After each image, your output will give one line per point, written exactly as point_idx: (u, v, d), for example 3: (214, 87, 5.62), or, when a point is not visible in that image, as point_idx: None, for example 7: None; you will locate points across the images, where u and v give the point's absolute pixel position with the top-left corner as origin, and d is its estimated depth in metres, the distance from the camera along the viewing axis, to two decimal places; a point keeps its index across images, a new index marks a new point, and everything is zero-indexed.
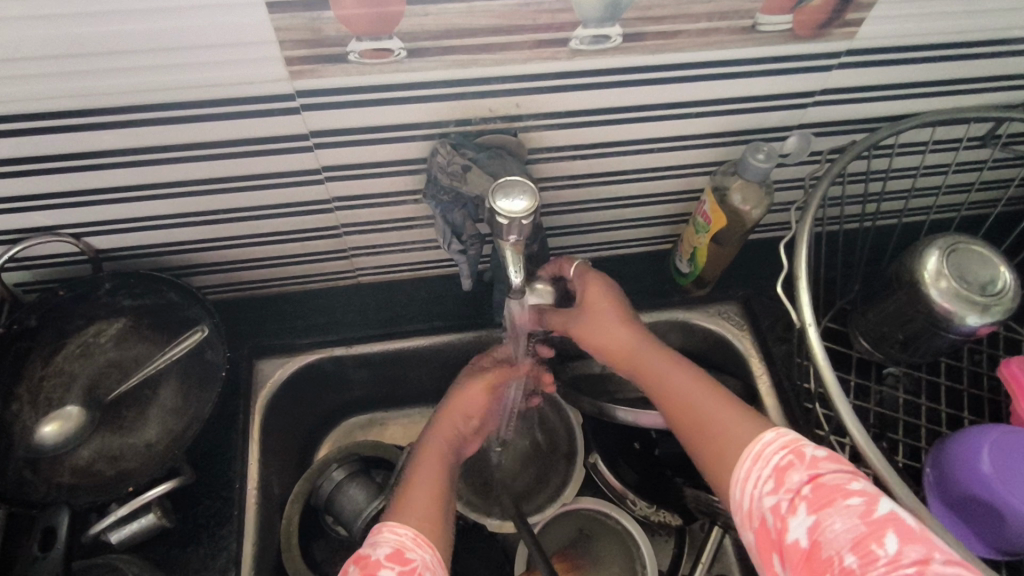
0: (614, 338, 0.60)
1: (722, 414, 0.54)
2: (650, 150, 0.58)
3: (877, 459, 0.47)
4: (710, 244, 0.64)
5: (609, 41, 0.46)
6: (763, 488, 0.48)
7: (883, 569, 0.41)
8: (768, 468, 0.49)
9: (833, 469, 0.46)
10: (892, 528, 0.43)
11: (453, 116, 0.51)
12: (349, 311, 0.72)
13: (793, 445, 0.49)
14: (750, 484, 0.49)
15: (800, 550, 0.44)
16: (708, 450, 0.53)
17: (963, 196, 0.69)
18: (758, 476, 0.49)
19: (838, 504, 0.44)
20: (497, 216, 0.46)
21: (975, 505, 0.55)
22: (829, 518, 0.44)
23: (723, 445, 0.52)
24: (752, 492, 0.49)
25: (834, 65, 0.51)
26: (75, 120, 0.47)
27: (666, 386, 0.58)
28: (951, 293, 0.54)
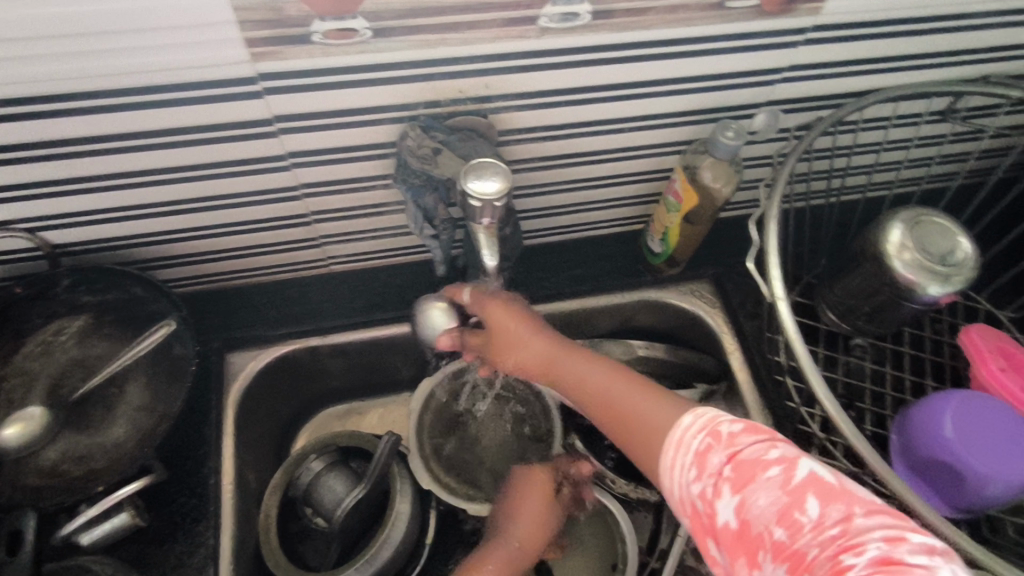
0: (532, 349, 0.59)
1: (648, 407, 0.52)
2: (622, 130, 0.57)
3: (847, 429, 0.49)
4: (681, 223, 0.65)
5: (578, 19, 0.46)
6: (688, 474, 0.47)
7: (808, 537, 0.39)
8: (689, 452, 0.47)
9: (749, 441, 0.44)
10: (811, 491, 0.41)
11: (422, 98, 0.50)
12: (321, 301, 0.71)
13: (712, 425, 0.47)
14: (676, 471, 0.47)
15: (732, 531, 0.43)
16: (639, 448, 0.52)
17: (923, 170, 0.70)
18: (684, 464, 0.47)
19: (756, 481, 0.42)
20: (470, 198, 0.46)
21: (939, 469, 0.58)
22: (752, 494, 0.42)
23: (650, 437, 0.51)
24: (677, 480, 0.47)
25: (800, 41, 0.52)
26: (24, 107, 0.44)
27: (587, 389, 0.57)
28: (914, 264, 0.56)
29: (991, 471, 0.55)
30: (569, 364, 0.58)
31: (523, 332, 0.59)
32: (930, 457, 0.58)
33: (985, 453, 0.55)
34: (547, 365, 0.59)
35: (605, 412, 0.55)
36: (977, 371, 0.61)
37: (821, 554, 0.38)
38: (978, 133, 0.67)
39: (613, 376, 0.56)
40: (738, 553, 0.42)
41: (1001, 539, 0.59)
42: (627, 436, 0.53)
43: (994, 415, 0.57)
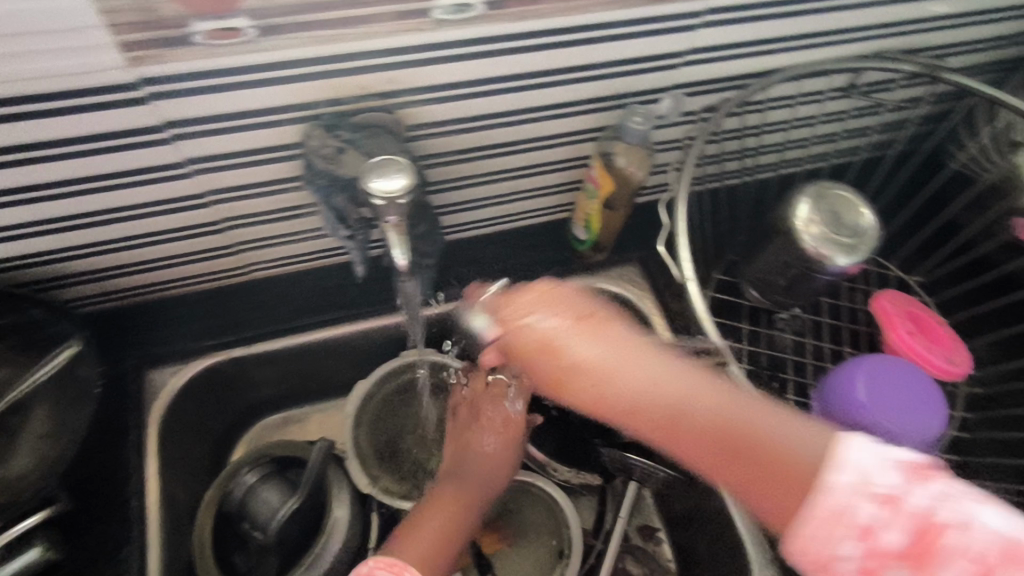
0: (540, 364, 0.47)
1: (790, 431, 0.40)
2: (535, 120, 0.57)
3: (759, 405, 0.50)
4: (602, 209, 0.65)
5: (474, 10, 0.45)
6: (836, 531, 0.36)
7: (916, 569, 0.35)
8: (830, 514, 0.37)
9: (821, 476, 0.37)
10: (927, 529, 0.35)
11: (323, 97, 0.48)
12: (244, 311, 0.68)
13: (864, 483, 0.36)
14: (826, 526, 0.37)
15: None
16: (776, 482, 0.38)
17: (832, 145, 0.73)
18: (821, 525, 0.37)
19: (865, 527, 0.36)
20: (373, 197, 0.45)
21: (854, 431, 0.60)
22: (889, 549, 0.35)
23: (797, 475, 0.38)
24: (804, 534, 0.37)
25: (700, 24, 0.52)
26: None
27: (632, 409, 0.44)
28: (820, 237, 0.58)
29: (898, 429, 0.58)
30: (620, 368, 0.45)
31: (569, 332, 0.46)
32: (847, 420, 0.60)
33: (895, 413, 0.58)
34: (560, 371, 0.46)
35: (658, 424, 0.43)
36: (887, 335, 0.64)
37: None
38: (877, 107, 0.70)
39: (711, 383, 0.43)
40: None
41: None
42: (760, 485, 0.39)
43: (902, 377, 0.60)
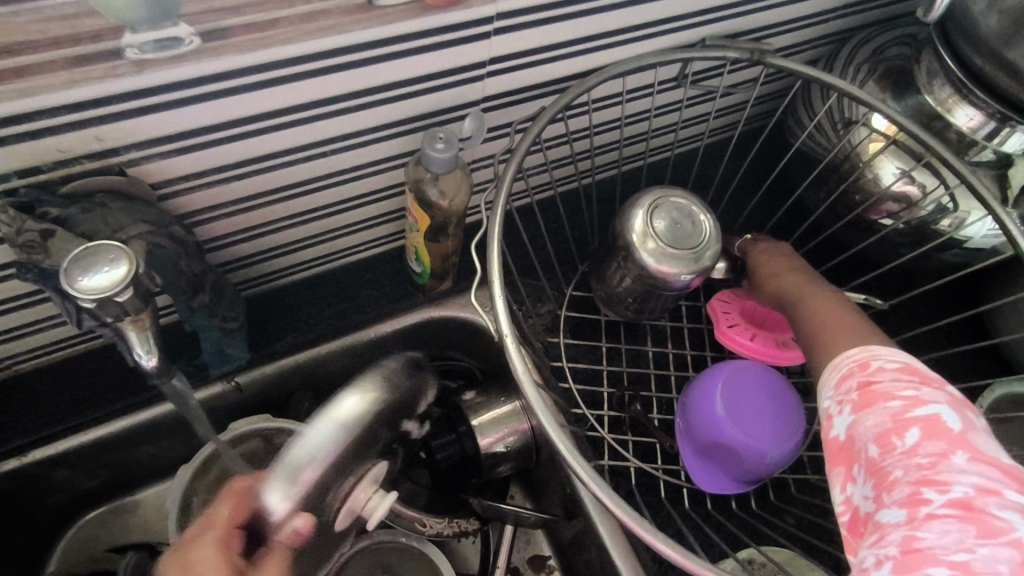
0: (763, 262, 0.60)
1: (846, 322, 0.49)
2: (321, 155, 0.48)
3: (583, 469, 0.45)
4: (428, 242, 0.57)
5: (182, 44, 0.35)
6: (834, 392, 0.44)
7: (897, 460, 0.37)
8: (845, 394, 0.42)
9: (896, 377, 0.41)
10: (921, 424, 0.38)
11: (8, 168, 0.37)
12: (11, 412, 0.56)
13: (863, 363, 0.44)
14: (825, 391, 0.44)
15: (838, 446, 0.41)
16: (821, 343, 0.49)
17: (672, 136, 0.69)
18: (835, 387, 0.44)
19: (868, 371, 0.43)
20: (79, 300, 0.35)
21: (719, 450, 0.56)
22: (863, 417, 0.40)
23: (832, 337, 0.48)
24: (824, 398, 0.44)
25: (491, 32, 0.45)
26: None
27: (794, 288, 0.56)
28: (657, 253, 0.53)
29: (756, 443, 0.55)
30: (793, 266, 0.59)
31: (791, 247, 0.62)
32: (710, 437, 0.56)
33: (753, 426, 0.55)
34: (768, 270, 0.59)
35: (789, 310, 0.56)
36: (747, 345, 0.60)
37: (903, 475, 0.36)
38: (711, 93, 0.66)
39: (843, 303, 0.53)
40: (837, 465, 0.40)
41: (785, 500, 0.60)
42: (820, 336, 0.49)
43: (767, 392, 0.56)
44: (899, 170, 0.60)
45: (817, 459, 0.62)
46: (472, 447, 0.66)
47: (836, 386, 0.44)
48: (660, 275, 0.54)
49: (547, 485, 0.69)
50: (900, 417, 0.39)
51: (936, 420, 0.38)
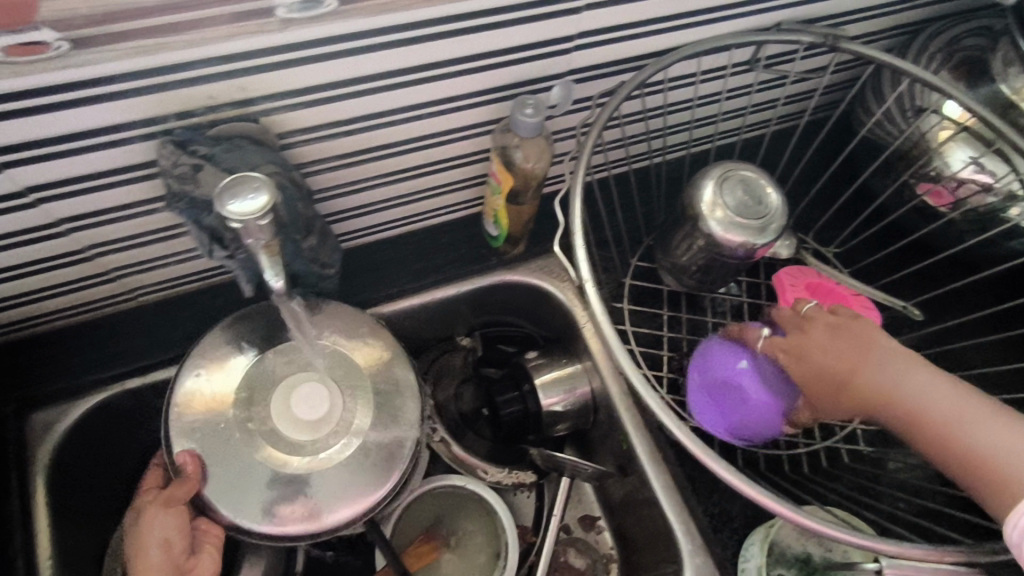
0: (813, 346, 0.55)
1: (991, 432, 0.45)
2: (420, 117, 0.53)
3: (653, 402, 0.49)
4: (508, 205, 0.62)
5: (323, 5, 0.40)
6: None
7: None
8: None
9: None
10: None
11: (168, 110, 0.44)
12: (132, 338, 0.63)
13: None
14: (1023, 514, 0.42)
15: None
16: (1000, 477, 0.44)
17: (741, 120, 0.72)
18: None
19: None
20: (230, 220, 0.41)
21: (728, 390, 0.59)
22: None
23: (1000, 466, 0.44)
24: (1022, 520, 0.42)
25: (582, 6, 0.49)
26: None
27: (877, 383, 0.51)
28: (726, 221, 0.56)
29: (771, 399, 0.58)
30: (849, 353, 0.53)
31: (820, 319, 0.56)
32: (725, 374, 0.59)
33: (768, 381, 0.58)
34: (818, 357, 0.54)
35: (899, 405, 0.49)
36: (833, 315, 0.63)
37: None
38: (782, 79, 0.68)
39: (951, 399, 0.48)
40: None
41: (836, 468, 0.62)
42: (976, 466, 0.45)
43: None
44: (969, 157, 0.61)
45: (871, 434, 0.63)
46: (534, 404, 0.71)
47: None
48: (724, 243, 0.57)
49: (602, 445, 0.73)
50: None
51: None
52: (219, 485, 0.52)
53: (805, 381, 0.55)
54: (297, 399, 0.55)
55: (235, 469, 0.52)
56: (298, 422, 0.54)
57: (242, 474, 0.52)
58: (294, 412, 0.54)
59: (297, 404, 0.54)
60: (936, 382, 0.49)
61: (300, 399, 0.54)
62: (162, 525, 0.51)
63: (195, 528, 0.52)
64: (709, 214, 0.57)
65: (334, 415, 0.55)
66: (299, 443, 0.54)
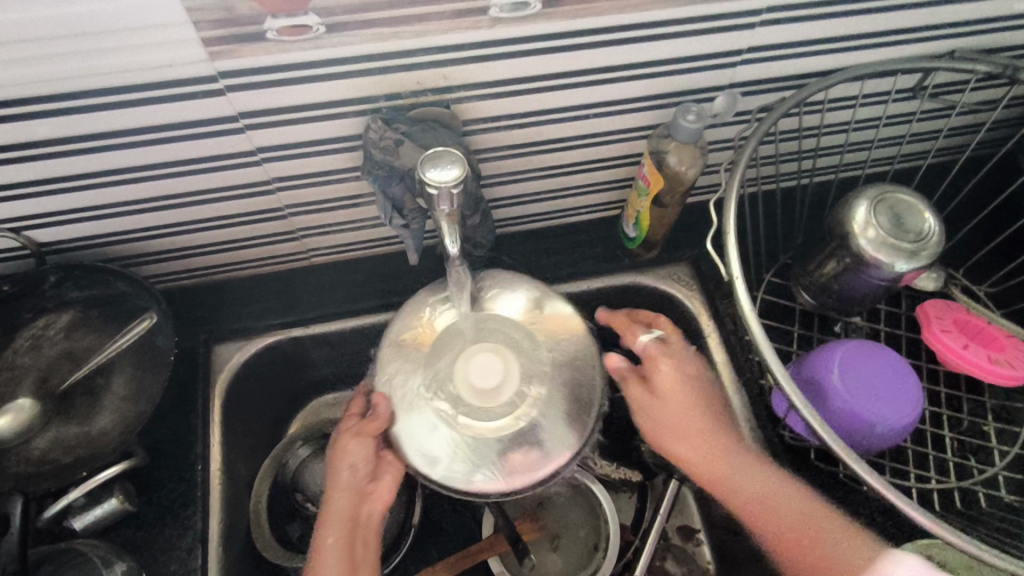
0: (677, 414, 0.60)
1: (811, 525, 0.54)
2: (587, 116, 0.58)
3: (798, 401, 0.49)
4: (652, 207, 0.65)
5: (529, 8, 0.46)
6: None
7: None
8: None
9: None
10: None
11: (382, 91, 0.51)
12: (302, 293, 0.70)
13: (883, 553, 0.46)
14: None
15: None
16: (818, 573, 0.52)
17: (897, 148, 0.71)
18: None
19: None
20: (427, 186, 0.47)
21: (819, 393, 0.59)
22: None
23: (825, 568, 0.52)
24: None
25: (756, 23, 0.52)
26: (12, 110, 0.46)
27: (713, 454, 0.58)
28: (878, 241, 0.56)
29: (857, 408, 0.57)
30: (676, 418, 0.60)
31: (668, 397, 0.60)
32: (814, 372, 0.60)
33: (858, 388, 0.58)
34: (694, 426, 0.59)
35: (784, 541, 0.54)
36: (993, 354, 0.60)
37: None
38: (947, 110, 0.67)
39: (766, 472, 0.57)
40: None
41: (972, 511, 0.60)
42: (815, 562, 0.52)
43: (877, 361, 0.59)
44: None
45: (1010, 480, 0.62)
46: None
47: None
48: (872, 262, 0.57)
49: None
50: None
51: None
52: (413, 428, 0.59)
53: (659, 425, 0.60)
54: (473, 369, 0.58)
55: (422, 428, 0.59)
56: (477, 390, 0.58)
57: (445, 438, 0.59)
58: (470, 379, 0.58)
59: (474, 373, 0.58)
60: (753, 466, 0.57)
61: (476, 369, 0.58)
62: (358, 453, 0.57)
63: (381, 459, 0.58)
64: (858, 232, 0.57)
65: (507, 386, 0.59)
66: (467, 404, 0.59)
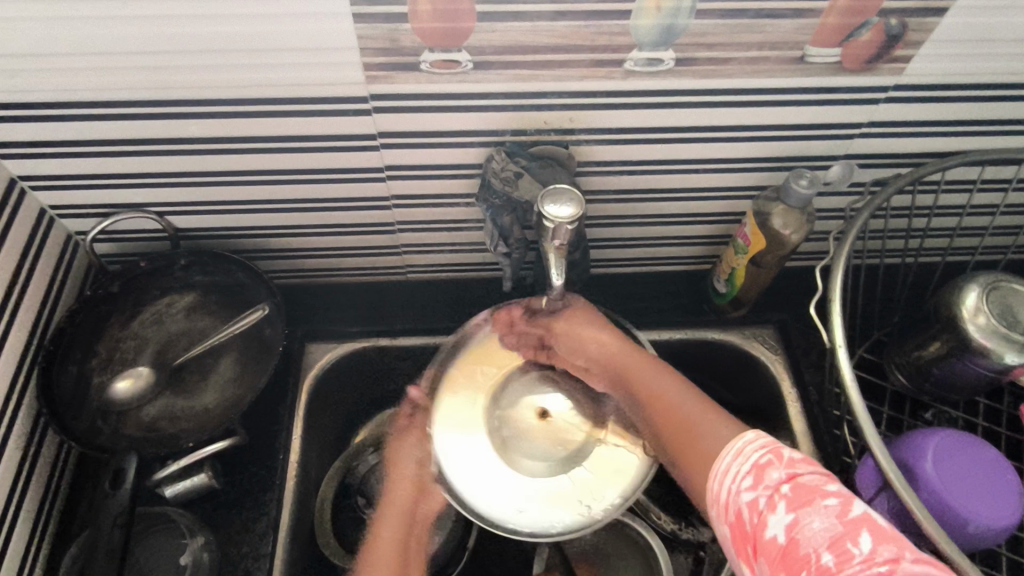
0: (597, 341, 0.62)
1: (704, 419, 0.52)
2: (697, 171, 0.60)
3: (899, 483, 0.47)
4: (749, 265, 0.65)
5: (663, 64, 0.49)
6: (739, 482, 0.45)
7: (856, 569, 0.37)
8: (746, 463, 0.45)
9: (811, 471, 0.43)
10: (865, 527, 0.39)
11: (510, 127, 0.54)
12: (395, 305, 0.74)
13: (774, 445, 0.45)
14: (728, 478, 0.46)
15: (778, 547, 0.41)
16: (685, 464, 0.51)
17: (1010, 238, 0.69)
18: (737, 471, 0.46)
19: (784, 462, 0.44)
20: (545, 220, 0.49)
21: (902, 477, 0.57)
22: (807, 517, 0.40)
23: (689, 455, 0.51)
24: (729, 486, 0.45)
25: (882, 99, 0.53)
26: (185, 108, 0.52)
27: (631, 369, 0.59)
28: (989, 328, 0.54)
29: (946, 502, 0.55)
30: (601, 338, 0.61)
31: (585, 322, 0.62)
32: (903, 457, 0.58)
33: (951, 481, 0.55)
34: (619, 355, 0.60)
35: (676, 429, 0.54)
36: None
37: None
38: None
39: (680, 384, 0.56)
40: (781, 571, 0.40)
41: None
42: (686, 449, 0.52)
43: (972, 454, 0.57)
44: None
45: None
46: None
47: (757, 478, 0.44)
48: (980, 350, 0.55)
49: None
50: (843, 519, 0.40)
51: (871, 518, 0.40)
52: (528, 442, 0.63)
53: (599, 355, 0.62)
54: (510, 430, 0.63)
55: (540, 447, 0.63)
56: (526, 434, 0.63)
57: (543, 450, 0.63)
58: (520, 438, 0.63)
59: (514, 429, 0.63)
60: (674, 382, 0.57)
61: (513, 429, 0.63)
62: (593, 333, 0.62)
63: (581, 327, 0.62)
64: (967, 316, 0.55)
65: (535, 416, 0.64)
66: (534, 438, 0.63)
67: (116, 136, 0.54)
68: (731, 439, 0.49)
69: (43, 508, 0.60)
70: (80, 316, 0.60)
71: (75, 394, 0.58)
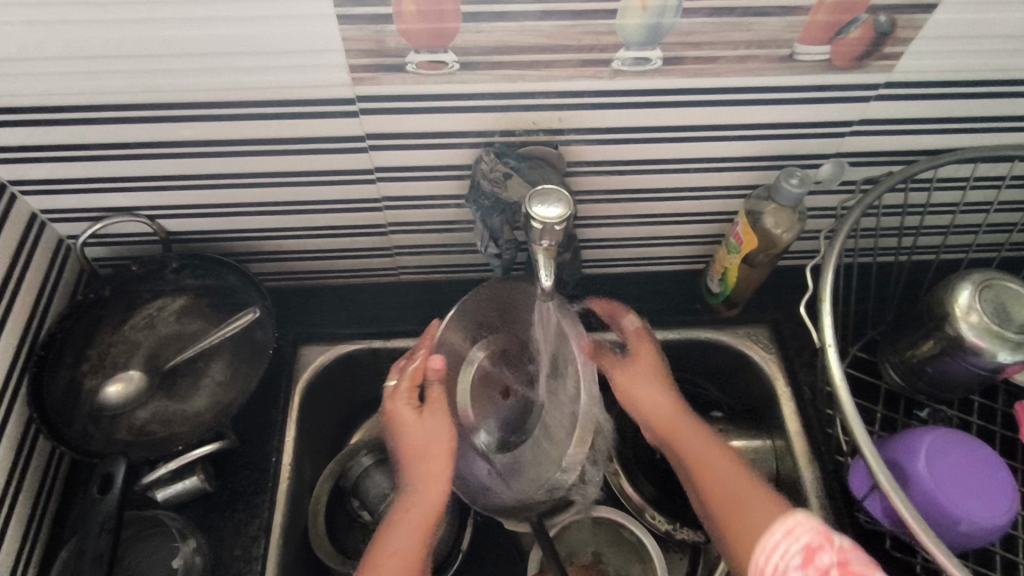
0: (654, 388, 0.62)
1: (748, 490, 0.54)
2: (688, 170, 0.60)
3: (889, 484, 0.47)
4: (741, 265, 0.65)
5: (650, 63, 0.49)
6: (789, 562, 0.47)
7: None
8: (798, 543, 0.47)
9: (862, 557, 0.44)
10: None
11: (499, 127, 0.54)
12: (388, 307, 0.74)
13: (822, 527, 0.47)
14: (778, 553, 0.47)
15: None
16: (730, 535, 0.53)
17: (1004, 236, 0.69)
18: (787, 550, 0.47)
19: (837, 546, 0.45)
20: (532, 221, 0.49)
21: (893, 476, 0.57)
22: None
23: (737, 525, 0.52)
24: (777, 564, 0.47)
25: (873, 97, 0.53)
26: (174, 112, 0.52)
27: (671, 428, 0.60)
28: (982, 327, 0.54)
29: (937, 501, 0.54)
30: (659, 397, 0.62)
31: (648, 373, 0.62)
32: (895, 455, 0.57)
33: (943, 480, 0.55)
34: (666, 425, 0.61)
35: (723, 501, 0.55)
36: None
37: None
38: None
39: (727, 452, 0.58)
40: None
41: None
42: (732, 514, 0.53)
43: (965, 452, 0.57)
44: None
45: None
46: None
47: (808, 562, 0.45)
48: (974, 348, 0.54)
49: None
50: None
51: None
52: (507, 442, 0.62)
53: (651, 415, 0.62)
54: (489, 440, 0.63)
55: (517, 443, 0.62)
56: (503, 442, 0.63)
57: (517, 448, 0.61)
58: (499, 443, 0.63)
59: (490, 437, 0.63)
60: (722, 453, 0.58)
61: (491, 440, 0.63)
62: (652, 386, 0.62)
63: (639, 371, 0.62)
64: (960, 316, 0.55)
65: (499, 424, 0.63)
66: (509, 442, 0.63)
67: (104, 140, 0.54)
68: (783, 514, 0.50)
69: (35, 513, 0.60)
70: (69, 322, 0.60)
71: (66, 399, 0.58)
